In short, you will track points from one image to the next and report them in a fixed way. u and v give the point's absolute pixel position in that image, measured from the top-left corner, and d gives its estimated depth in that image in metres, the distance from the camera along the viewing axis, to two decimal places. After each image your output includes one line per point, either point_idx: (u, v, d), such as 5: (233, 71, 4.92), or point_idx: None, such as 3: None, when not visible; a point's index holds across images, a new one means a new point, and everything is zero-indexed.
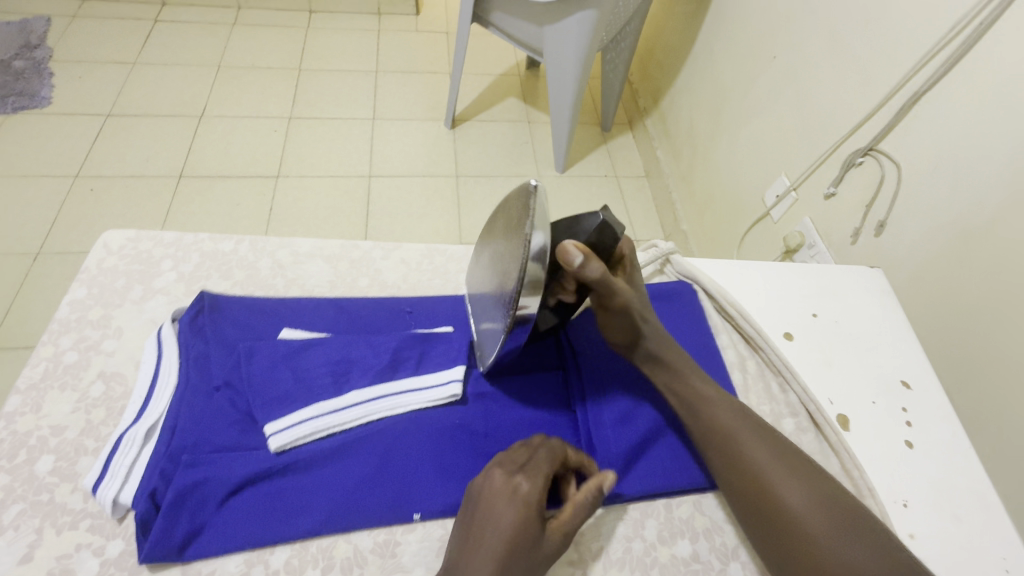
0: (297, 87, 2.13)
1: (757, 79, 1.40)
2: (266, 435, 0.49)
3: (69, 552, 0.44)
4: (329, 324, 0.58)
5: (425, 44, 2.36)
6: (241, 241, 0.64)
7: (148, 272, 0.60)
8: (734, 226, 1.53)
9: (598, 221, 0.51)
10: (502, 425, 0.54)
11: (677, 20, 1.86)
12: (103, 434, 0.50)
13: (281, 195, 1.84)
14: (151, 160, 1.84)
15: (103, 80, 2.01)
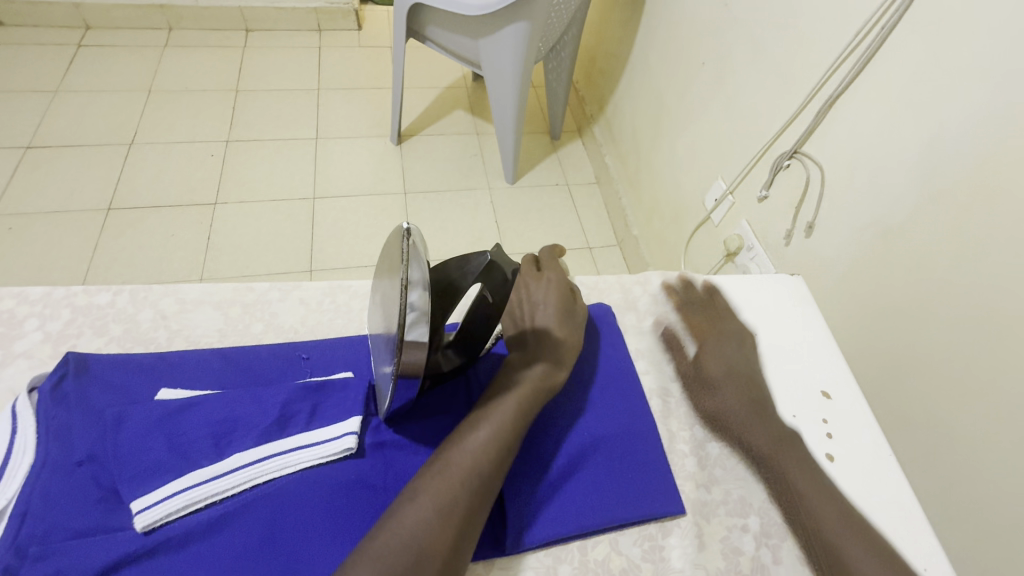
0: (234, 109, 2.05)
1: (690, 85, 1.41)
2: (132, 513, 0.44)
3: None
4: (215, 379, 0.54)
5: (368, 59, 2.32)
6: (120, 292, 0.59)
7: (9, 334, 0.54)
8: (680, 231, 1.53)
9: (484, 262, 0.50)
10: (402, 478, 0.50)
11: (614, 27, 1.87)
12: None
13: (220, 222, 1.76)
14: (76, 193, 1.74)
15: (23, 110, 1.90)
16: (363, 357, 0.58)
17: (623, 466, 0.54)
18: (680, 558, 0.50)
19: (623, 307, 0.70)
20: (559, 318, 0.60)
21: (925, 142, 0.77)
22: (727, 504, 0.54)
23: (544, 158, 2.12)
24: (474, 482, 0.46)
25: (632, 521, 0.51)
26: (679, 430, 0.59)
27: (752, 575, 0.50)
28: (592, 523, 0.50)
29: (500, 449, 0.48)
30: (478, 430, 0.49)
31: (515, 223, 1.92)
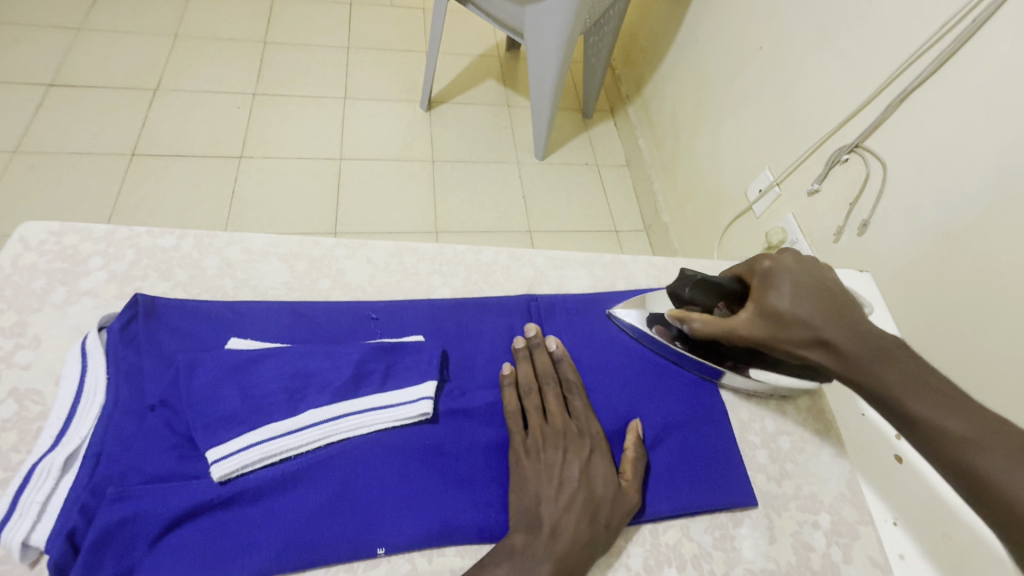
0: (262, 61, 1.99)
1: (743, 69, 1.36)
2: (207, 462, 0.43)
3: None
4: (285, 332, 0.52)
5: (400, 20, 2.25)
6: (185, 237, 0.57)
7: (73, 271, 0.53)
8: (715, 221, 1.50)
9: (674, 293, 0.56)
10: (474, 448, 0.49)
11: (662, 5, 1.80)
12: (14, 463, 0.43)
13: (244, 176, 1.72)
14: (100, 136, 1.70)
15: (46, 46, 1.84)
16: (434, 321, 0.56)
17: (696, 454, 0.53)
18: (752, 548, 0.50)
19: None
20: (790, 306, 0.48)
21: (1003, 143, 0.74)
22: (798, 499, 0.54)
23: (575, 136, 2.08)
24: None
25: (704, 509, 0.50)
26: (751, 422, 0.58)
27: (823, 571, 0.49)
28: (666, 508, 0.49)
29: (542, 555, 0.41)
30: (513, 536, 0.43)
31: (541, 201, 1.88)
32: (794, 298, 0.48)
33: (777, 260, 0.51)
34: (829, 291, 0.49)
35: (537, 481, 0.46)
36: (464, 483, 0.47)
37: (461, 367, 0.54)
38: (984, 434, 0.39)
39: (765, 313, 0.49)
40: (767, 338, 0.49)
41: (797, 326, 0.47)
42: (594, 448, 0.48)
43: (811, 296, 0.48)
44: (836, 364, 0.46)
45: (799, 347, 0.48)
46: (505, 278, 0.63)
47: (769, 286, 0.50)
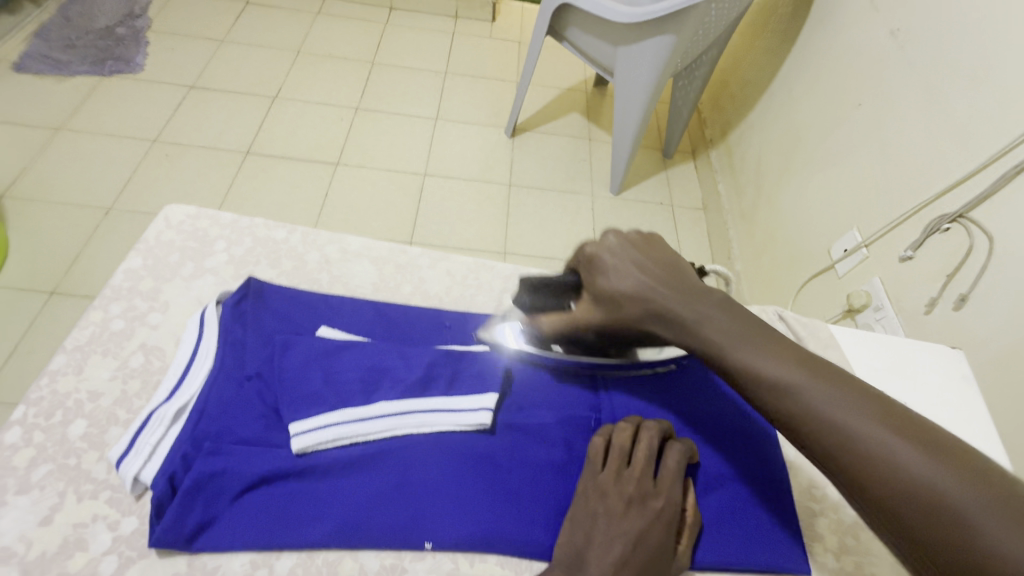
0: (368, 79, 2.18)
1: (837, 124, 1.33)
2: (290, 434, 0.48)
3: (85, 522, 0.44)
4: (367, 327, 0.57)
5: (496, 51, 2.38)
6: (294, 232, 0.64)
7: (201, 250, 0.61)
8: (791, 276, 1.44)
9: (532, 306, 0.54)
10: (525, 464, 0.50)
11: (757, 54, 1.79)
12: (135, 407, 0.50)
13: (338, 181, 1.87)
14: (224, 134, 1.92)
15: (193, 54, 2.12)
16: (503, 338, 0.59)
17: (750, 511, 0.51)
18: None
19: None
20: (624, 282, 0.49)
21: None
22: None
23: (652, 174, 2.08)
24: None
25: (752, 569, 0.49)
26: (812, 487, 0.56)
27: None
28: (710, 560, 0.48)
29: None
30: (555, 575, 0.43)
31: None
32: (625, 274, 0.49)
33: (603, 244, 0.51)
34: (662, 261, 0.50)
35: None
36: (512, 496, 0.49)
37: (524, 387, 0.56)
38: (808, 378, 0.41)
39: (600, 298, 0.50)
40: (612, 322, 0.50)
41: (633, 303, 0.48)
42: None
43: (644, 269, 0.49)
44: (672, 332, 0.47)
45: (638, 322, 0.49)
46: None
47: (596, 270, 0.50)
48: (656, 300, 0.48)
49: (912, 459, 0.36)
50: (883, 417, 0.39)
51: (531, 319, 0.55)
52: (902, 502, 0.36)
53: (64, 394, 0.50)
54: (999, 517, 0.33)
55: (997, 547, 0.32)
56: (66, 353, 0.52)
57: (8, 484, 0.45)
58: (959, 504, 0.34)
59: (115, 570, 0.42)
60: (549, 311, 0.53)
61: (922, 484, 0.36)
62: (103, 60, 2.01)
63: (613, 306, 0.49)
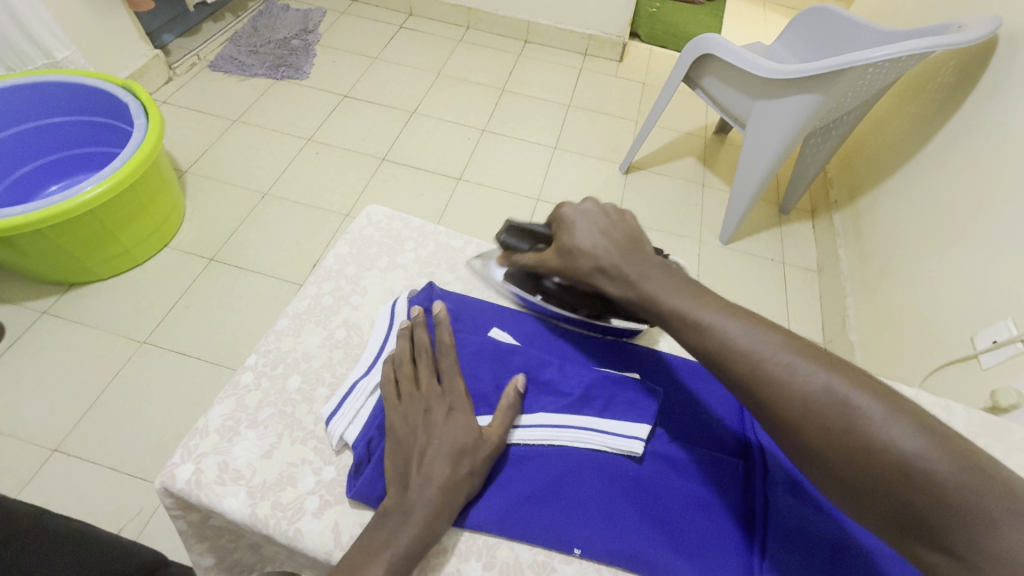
0: (496, 105, 2.32)
1: (997, 206, 1.23)
2: None
3: (296, 462, 0.52)
4: (527, 338, 0.64)
5: (620, 90, 2.45)
6: (470, 243, 0.72)
7: (394, 247, 0.70)
8: (918, 357, 1.34)
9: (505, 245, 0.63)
10: (671, 495, 0.52)
11: (905, 120, 1.71)
12: (338, 373, 0.59)
13: (459, 194, 1.98)
14: (365, 140, 2.09)
15: (350, 67, 2.37)
16: (653, 371, 0.63)
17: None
18: None
19: None
20: (578, 233, 0.55)
21: None
22: None
23: (766, 229, 2.03)
24: None
25: None
26: None
27: None
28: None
29: None
30: None
31: (715, 282, 1.85)
32: (586, 234, 0.54)
33: (576, 204, 0.57)
34: (622, 228, 0.54)
35: (423, 475, 0.47)
36: (657, 522, 0.51)
37: (672, 418, 0.59)
38: (725, 315, 0.45)
39: (561, 247, 0.56)
40: (566, 271, 0.56)
41: (586, 257, 0.53)
42: (453, 405, 0.52)
43: (607, 232, 0.54)
44: (616, 288, 0.51)
45: (587, 276, 0.54)
46: None
47: (563, 224, 0.57)
48: (607, 259, 0.52)
49: (812, 382, 0.41)
50: (786, 342, 0.44)
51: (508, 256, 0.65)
52: (809, 419, 0.40)
53: (286, 351, 0.59)
54: (879, 415, 0.39)
55: (874, 443, 0.38)
56: (289, 318, 0.62)
57: (242, 417, 0.54)
58: (843, 409, 0.40)
59: (317, 508, 0.50)
60: (523, 250, 0.62)
61: (816, 399, 0.40)
62: (278, 66, 2.29)
63: (565, 252, 0.55)
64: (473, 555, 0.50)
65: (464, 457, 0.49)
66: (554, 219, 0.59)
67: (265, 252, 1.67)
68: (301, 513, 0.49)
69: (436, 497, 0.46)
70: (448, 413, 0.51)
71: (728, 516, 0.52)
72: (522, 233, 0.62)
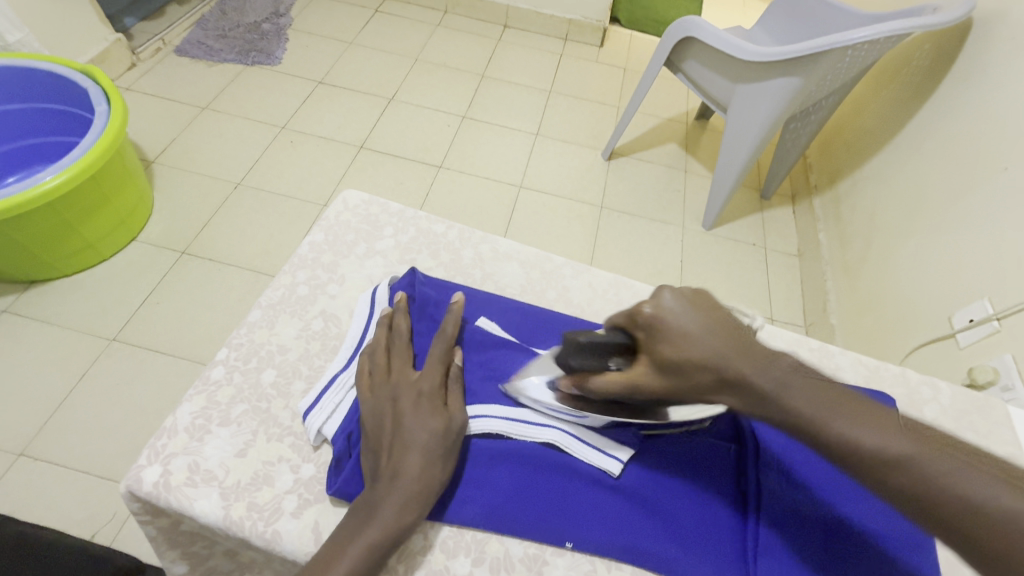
0: (477, 91, 2.27)
1: (974, 187, 1.25)
2: None
3: (273, 460, 0.49)
4: (514, 324, 0.61)
5: (602, 76, 2.42)
6: (452, 228, 0.70)
7: (373, 233, 0.67)
8: (898, 338, 1.36)
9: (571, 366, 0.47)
10: (664, 483, 0.51)
11: (883, 104, 1.72)
12: (316, 365, 0.56)
13: (439, 182, 1.94)
14: (342, 128, 2.03)
15: (324, 52, 2.29)
16: None
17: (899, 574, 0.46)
18: None
19: (906, 403, 0.63)
20: (690, 344, 0.41)
21: None
22: None
23: (748, 214, 2.03)
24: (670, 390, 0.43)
25: None
26: None
27: None
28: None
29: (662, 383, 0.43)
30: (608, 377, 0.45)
31: (698, 268, 1.85)
32: (697, 342, 0.41)
33: (669, 299, 0.43)
34: (726, 320, 0.43)
35: (394, 467, 0.45)
36: (648, 513, 0.50)
37: None
38: None
39: (663, 364, 0.42)
40: (677, 391, 0.42)
41: (706, 374, 0.41)
42: (421, 393, 0.49)
43: (721, 334, 0.42)
44: (746, 405, 0.41)
45: (707, 393, 0.42)
46: None
47: (662, 335, 0.42)
48: (730, 372, 0.41)
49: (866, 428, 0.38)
50: None
51: (569, 377, 0.48)
52: (869, 462, 0.37)
53: (259, 343, 0.56)
54: (954, 468, 0.36)
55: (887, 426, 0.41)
56: (262, 309, 0.59)
57: (214, 415, 0.51)
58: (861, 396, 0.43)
59: (296, 507, 0.47)
60: (597, 372, 0.45)
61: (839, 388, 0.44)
62: (248, 51, 2.20)
63: (675, 372, 0.42)
64: (462, 551, 0.48)
65: (433, 447, 0.46)
66: (634, 322, 0.44)
67: (239, 245, 1.61)
68: (279, 514, 0.47)
69: (411, 489, 0.45)
70: (417, 400, 0.48)
71: (721, 505, 0.51)
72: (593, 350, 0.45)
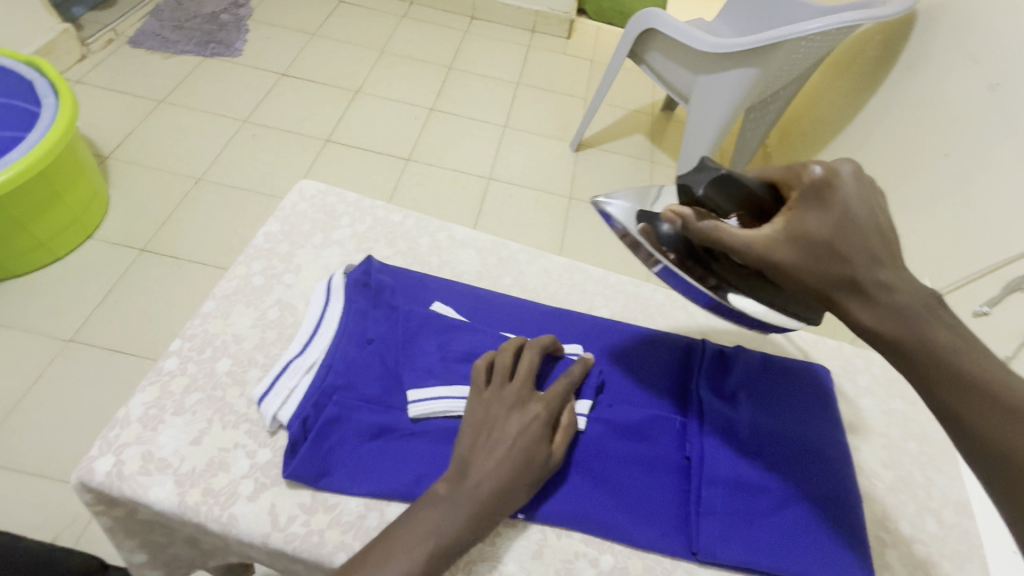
0: (444, 83, 2.26)
1: (916, 174, 1.32)
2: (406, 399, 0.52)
3: (229, 447, 0.50)
4: (470, 309, 0.62)
5: (569, 68, 2.44)
6: (409, 217, 0.70)
7: (329, 223, 0.68)
8: None
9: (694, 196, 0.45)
10: (613, 453, 0.54)
11: (836, 94, 1.79)
12: (272, 353, 0.56)
13: (407, 175, 1.93)
14: (307, 120, 1.99)
15: (287, 43, 2.25)
16: (597, 337, 0.63)
17: (822, 522, 0.51)
18: None
19: (842, 373, 0.67)
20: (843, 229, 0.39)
21: None
22: None
23: None
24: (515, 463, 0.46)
25: None
26: (883, 519, 0.56)
27: None
28: (767, 570, 0.49)
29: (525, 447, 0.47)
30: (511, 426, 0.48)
31: None
32: (852, 231, 0.39)
33: (845, 177, 0.40)
34: (892, 236, 0.40)
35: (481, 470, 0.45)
36: (597, 484, 0.52)
37: (615, 383, 0.59)
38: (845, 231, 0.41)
39: (802, 236, 0.40)
40: (802, 270, 0.40)
41: (846, 269, 0.39)
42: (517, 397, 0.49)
43: (884, 243, 0.39)
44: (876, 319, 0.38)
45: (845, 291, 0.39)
46: (660, 314, 0.69)
47: (823, 201, 0.40)
48: (869, 282, 0.38)
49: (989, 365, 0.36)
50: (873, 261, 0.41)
51: (678, 207, 0.45)
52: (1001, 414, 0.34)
53: (213, 334, 0.56)
54: None
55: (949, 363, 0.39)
56: (216, 300, 0.59)
57: (167, 404, 0.51)
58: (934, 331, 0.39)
59: (252, 492, 0.48)
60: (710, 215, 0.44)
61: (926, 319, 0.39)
62: (207, 42, 2.14)
63: (812, 253, 0.39)
64: None
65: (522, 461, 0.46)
66: (789, 182, 0.42)
67: (201, 241, 1.57)
68: (235, 498, 0.47)
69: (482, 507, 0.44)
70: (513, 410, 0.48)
71: (667, 473, 0.54)
72: (729, 185, 0.43)
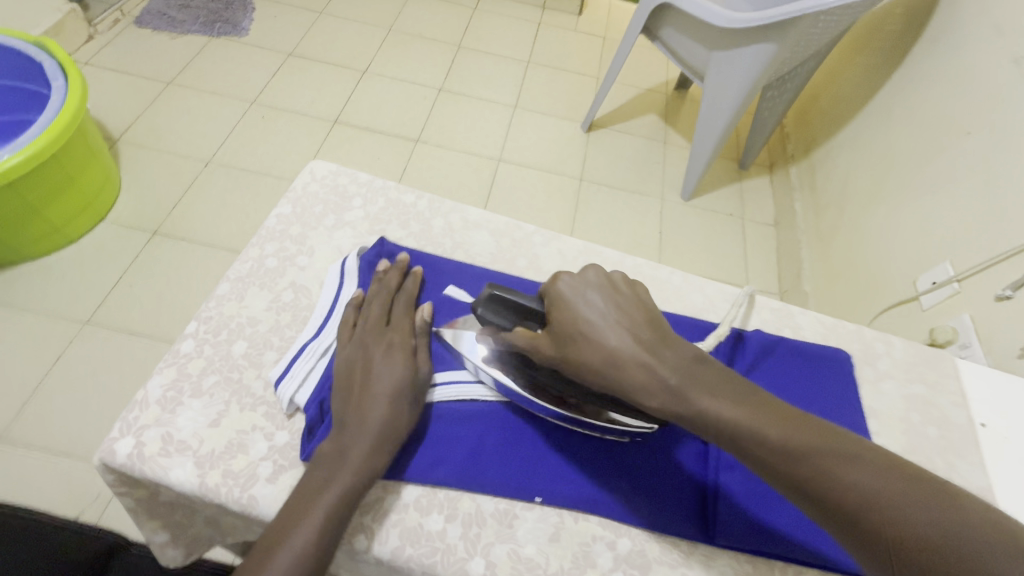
0: (453, 62, 2.22)
1: (940, 153, 1.28)
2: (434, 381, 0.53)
3: (246, 429, 0.50)
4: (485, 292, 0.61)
5: (581, 46, 2.38)
6: (421, 198, 0.69)
7: (341, 204, 0.67)
8: (867, 302, 1.40)
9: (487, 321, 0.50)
10: (630, 438, 0.54)
11: (857, 70, 1.73)
12: (287, 336, 0.56)
13: (418, 157, 1.91)
14: (315, 101, 1.97)
15: (294, 23, 2.21)
16: None
17: None
18: None
19: (861, 358, 0.64)
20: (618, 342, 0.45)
21: None
22: None
23: (726, 184, 2.05)
24: (394, 391, 0.48)
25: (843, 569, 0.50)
26: None
27: None
28: (784, 553, 0.50)
29: (401, 375, 0.49)
30: (381, 362, 0.50)
31: (677, 239, 1.87)
32: (594, 322, 0.46)
33: (575, 276, 0.49)
34: (632, 311, 0.47)
35: (363, 410, 0.47)
36: (614, 469, 0.52)
37: None
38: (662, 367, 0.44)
39: (561, 331, 0.46)
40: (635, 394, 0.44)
41: (600, 353, 0.45)
42: (392, 342, 0.52)
43: (624, 320, 0.47)
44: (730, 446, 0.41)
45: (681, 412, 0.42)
46: (676, 297, 0.67)
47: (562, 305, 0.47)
48: (626, 360, 0.44)
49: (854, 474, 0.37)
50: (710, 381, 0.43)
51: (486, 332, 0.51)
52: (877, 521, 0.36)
53: (228, 317, 0.56)
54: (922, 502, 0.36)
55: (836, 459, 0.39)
56: (230, 282, 0.59)
57: (185, 387, 0.51)
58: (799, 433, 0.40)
59: (271, 473, 0.48)
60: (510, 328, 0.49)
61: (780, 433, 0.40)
62: (213, 22, 2.11)
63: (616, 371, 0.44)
64: (435, 509, 0.49)
65: (402, 390, 0.49)
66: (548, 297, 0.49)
67: (211, 224, 1.57)
68: (254, 480, 0.48)
69: (377, 437, 0.46)
70: (386, 349, 0.51)
71: (683, 456, 0.54)
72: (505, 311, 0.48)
